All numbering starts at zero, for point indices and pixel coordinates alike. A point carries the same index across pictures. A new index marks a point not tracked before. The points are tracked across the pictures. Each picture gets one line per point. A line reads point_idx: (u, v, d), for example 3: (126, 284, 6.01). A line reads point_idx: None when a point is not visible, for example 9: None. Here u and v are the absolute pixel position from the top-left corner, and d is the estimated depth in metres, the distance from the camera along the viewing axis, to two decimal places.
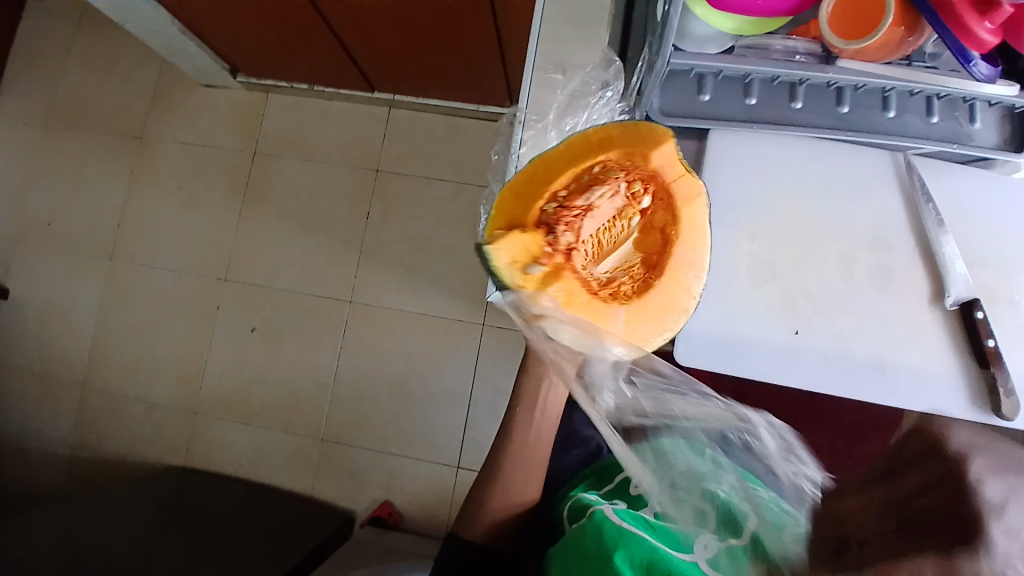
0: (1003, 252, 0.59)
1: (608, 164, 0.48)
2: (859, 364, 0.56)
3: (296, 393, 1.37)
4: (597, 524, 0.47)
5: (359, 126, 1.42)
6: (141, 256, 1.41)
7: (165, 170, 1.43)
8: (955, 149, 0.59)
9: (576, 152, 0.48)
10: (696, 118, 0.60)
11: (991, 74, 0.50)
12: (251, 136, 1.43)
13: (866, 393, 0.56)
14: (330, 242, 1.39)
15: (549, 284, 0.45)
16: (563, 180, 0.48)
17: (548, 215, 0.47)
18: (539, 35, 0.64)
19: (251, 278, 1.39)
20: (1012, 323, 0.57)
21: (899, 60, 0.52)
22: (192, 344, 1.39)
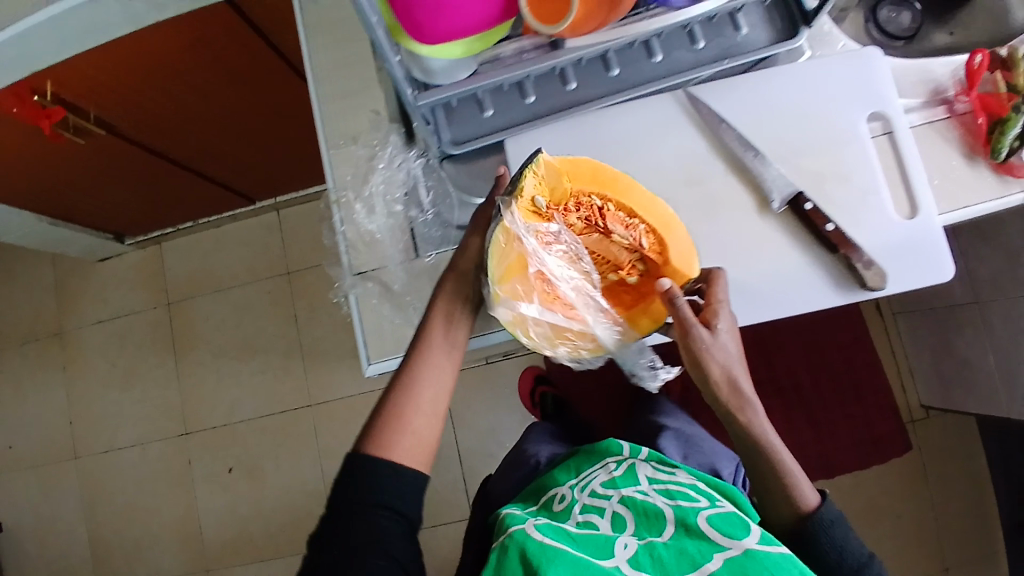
0: (813, 136, 0.59)
1: (645, 238, 0.54)
2: None
3: (295, 512, 1.36)
4: (518, 545, 0.50)
5: (255, 239, 1.42)
6: (100, 443, 1.41)
7: (90, 355, 1.43)
8: (730, 63, 0.60)
9: (649, 208, 0.53)
10: (488, 134, 0.61)
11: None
12: (159, 290, 1.43)
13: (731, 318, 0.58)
14: (270, 358, 1.40)
15: (532, 220, 0.52)
16: (614, 208, 0.53)
17: (582, 210, 0.53)
18: (320, 119, 0.63)
19: (211, 422, 1.39)
20: (842, 199, 0.58)
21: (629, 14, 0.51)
22: (182, 507, 1.38)
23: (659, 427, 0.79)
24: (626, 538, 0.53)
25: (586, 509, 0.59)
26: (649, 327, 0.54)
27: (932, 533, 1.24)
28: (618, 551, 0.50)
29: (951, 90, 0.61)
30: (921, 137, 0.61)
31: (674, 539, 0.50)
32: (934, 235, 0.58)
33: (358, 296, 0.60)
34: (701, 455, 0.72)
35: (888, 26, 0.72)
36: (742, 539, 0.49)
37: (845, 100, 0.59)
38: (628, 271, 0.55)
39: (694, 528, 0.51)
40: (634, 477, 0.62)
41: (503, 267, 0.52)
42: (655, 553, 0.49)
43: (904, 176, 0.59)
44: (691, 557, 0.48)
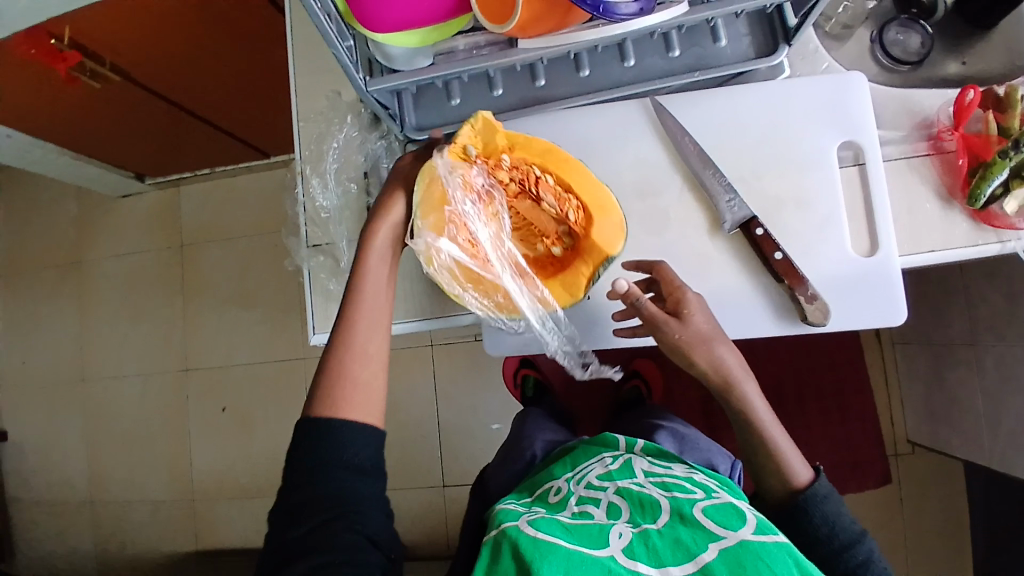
0: (777, 160, 0.58)
1: (578, 215, 0.52)
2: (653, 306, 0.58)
3: (279, 459, 1.43)
4: (511, 540, 0.49)
5: (268, 193, 1.46)
6: (108, 370, 1.50)
7: (106, 287, 1.51)
8: (703, 75, 0.58)
9: (588, 186, 0.51)
10: (452, 123, 0.60)
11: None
12: (174, 232, 1.49)
13: None
14: (271, 310, 1.45)
15: (467, 168, 0.49)
16: (551, 179, 0.51)
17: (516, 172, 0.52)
18: (292, 91, 0.63)
19: (210, 363, 1.46)
20: (795, 226, 0.57)
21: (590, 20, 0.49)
22: (176, 439, 1.46)
23: (654, 424, 0.81)
24: (621, 527, 0.52)
25: (582, 499, 0.59)
26: (564, 299, 0.52)
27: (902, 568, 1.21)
28: (612, 541, 0.50)
29: (938, 125, 0.58)
30: (892, 173, 0.58)
31: (671, 530, 0.49)
32: (891, 276, 0.55)
33: (310, 269, 0.62)
34: (697, 451, 0.75)
35: (893, 48, 0.69)
36: (739, 530, 0.48)
37: (816, 125, 0.57)
38: (552, 241, 0.55)
39: (691, 518, 0.50)
40: (630, 471, 0.62)
41: (428, 196, 0.48)
42: (649, 541, 0.49)
43: (869, 210, 0.57)
44: (686, 545, 0.47)
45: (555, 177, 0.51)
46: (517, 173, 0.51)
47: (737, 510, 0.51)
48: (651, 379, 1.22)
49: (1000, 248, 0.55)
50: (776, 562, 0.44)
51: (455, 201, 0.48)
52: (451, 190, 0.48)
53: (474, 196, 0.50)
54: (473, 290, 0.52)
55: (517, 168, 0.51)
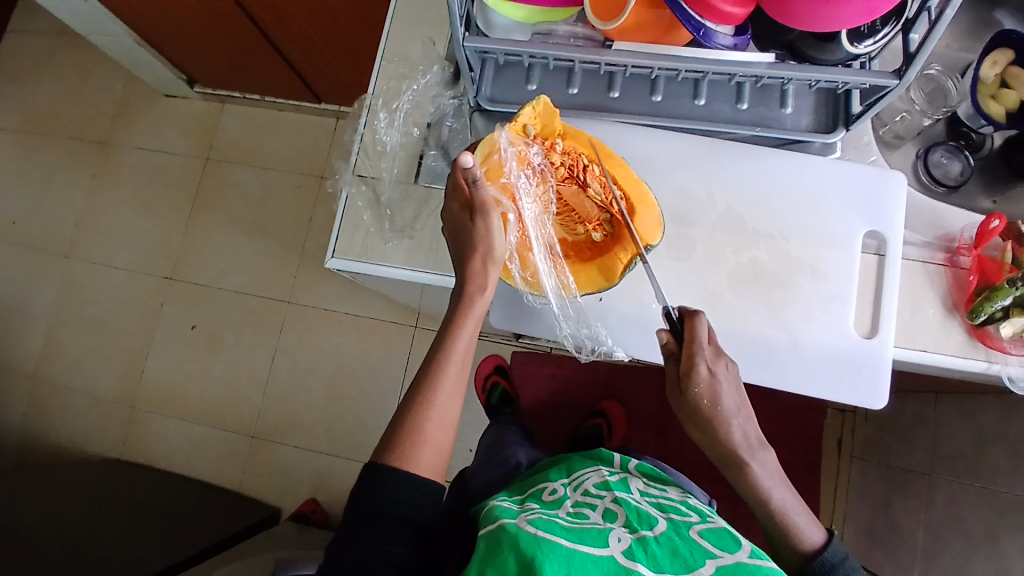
0: (807, 229, 0.61)
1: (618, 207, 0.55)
2: (657, 327, 0.61)
3: (231, 390, 1.41)
4: (513, 534, 0.50)
5: (308, 136, 1.49)
6: (96, 254, 1.48)
7: (124, 174, 1.51)
8: (762, 132, 0.62)
9: (630, 185, 0.54)
10: (522, 104, 0.63)
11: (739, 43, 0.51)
12: (206, 144, 1.50)
13: (657, 354, 0.61)
14: (272, 244, 1.46)
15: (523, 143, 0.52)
16: (599, 170, 0.54)
17: (567, 158, 0.54)
18: (387, 34, 0.67)
19: (196, 278, 1.46)
20: (807, 294, 0.60)
21: (690, 53, 0.51)
22: (137, 341, 1.45)
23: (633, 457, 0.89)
24: (619, 532, 0.55)
25: (581, 504, 0.62)
26: (598, 281, 0.56)
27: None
28: (612, 543, 0.52)
29: (957, 242, 0.62)
30: (908, 271, 0.61)
31: (670, 540, 0.53)
32: (880, 362, 0.58)
33: (349, 194, 0.64)
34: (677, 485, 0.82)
35: (934, 168, 0.73)
36: (735, 553, 0.52)
37: (850, 209, 0.61)
38: (593, 228, 0.58)
39: (688, 537, 0.54)
40: (625, 486, 0.67)
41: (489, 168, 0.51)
42: (647, 548, 0.52)
43: (876, 298, 0.60)
44: (684, 558, 0.51)
45: (602, 168, 0.54)
46: (568, 159, 0.54)
47: (729, 535, 0.56)
48: (615, 422, 1.24)
49: (985, 366, 0.59)
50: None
51: (509, 174, 0.51)
52: (507, 163, 0.51)
53: (526, 173, 0.53)
54: (515, 261, 0.55)
55: (568, 154, 0.54)
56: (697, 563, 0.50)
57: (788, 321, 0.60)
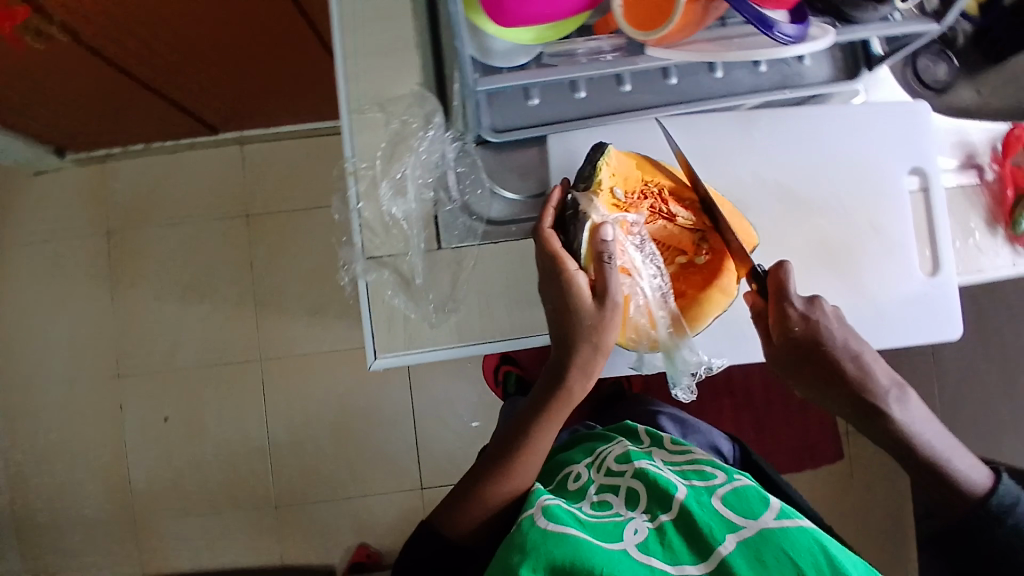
0: (852, 180, 0.59)
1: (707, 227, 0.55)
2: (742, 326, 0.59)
3: (234, 467, 1.30)
4: (525, 539, 0.47)
5: (215, 174, 1.31)
6: (20, 376, 1.29)
7: (16, 277, 1.29)
8: (788, 93, 0.58)
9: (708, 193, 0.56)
10: (531, 125, 0.57)
11: (800, 33, 0.42)
12: (100, 215, 1.30)
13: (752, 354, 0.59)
14: (220, 303, 1.31)
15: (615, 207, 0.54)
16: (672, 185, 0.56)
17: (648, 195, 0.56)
18: (344, 80, 0.56)
19: (147, 365, 1.30)
20: (870, 247, 0.59)
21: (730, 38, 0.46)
22: (107, 452, 1.29)
23: (650, 411, 0.79)
24: (638, 521, 0.49)
25: (601, 489, 0.55)
26: (722, 301, 0.56)
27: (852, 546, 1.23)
28: (626, 535, 0.48)
29: (985, 157, 0.63)
30: (952, 199, 0.62)
31: (689, 522, 0.47)
32: (951, 296, 0.59)
33: (371, 282, 0.55)
34: (701, 435, 0.75)
35: (921, 74, 0.72)
36: (761, 517, 0.47)
37: (884, 153, 0.60)
38: (693, 253, 0.56)
39: (707, 508, 0.49)
40: (647, 455, 0.59)
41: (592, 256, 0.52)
42: (664, 540, 0.47)
43: (930, 234, 0.60)
44: (703, 539, 0.46)
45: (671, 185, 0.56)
46: (650, 200, 0.56)
47: (756, 493, 0.50)
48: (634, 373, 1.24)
49: None
50: (795, 547, 0.44)
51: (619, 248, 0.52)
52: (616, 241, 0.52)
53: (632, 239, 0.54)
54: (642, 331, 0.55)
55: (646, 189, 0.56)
56: (715, 542, 0.46)
57: (861, 282, 0.59)
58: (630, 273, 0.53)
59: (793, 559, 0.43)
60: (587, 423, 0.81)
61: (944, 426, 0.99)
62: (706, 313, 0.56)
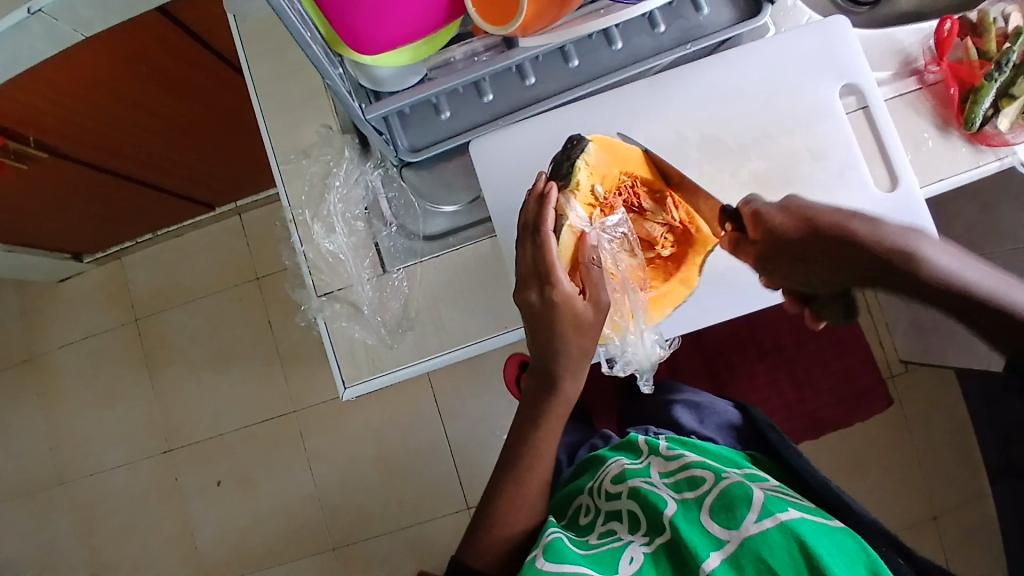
0: (781, 116, 0.58)
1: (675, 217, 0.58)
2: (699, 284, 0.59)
3: (289, 518, 1.35)
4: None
5: (221, 246, 1.38)
6: (86, 467, 1.39)
7: (68, 378, 1.41)
8: (692, 46, 0.58)
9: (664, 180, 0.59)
10: (449, 138, 0.58)
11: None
12: (127, 307, 1.40)
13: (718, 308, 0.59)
14: (248, 366, 1.37)
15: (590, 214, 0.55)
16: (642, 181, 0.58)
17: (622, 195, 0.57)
18: (268, 137, 0.60)
19: (193, 437, 1.37)
20: (818, 178, 0.58)
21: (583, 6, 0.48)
22: (174, 524, 1.37)
23: (665, 400, 0.79)
24: (633, 548, 0.51)
25: (605, 517, 0.57)
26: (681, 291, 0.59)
27: (933, 488, 1.14)
28: (622, 567, 0.49)
29: (921, 58, 0.60)
30: (893, 110, 0.60)
31: (677, 541, 0.49)
32: (915, 207, 0.57)
33: (326, 318, 0.58)
34: (715, 417, 0.75)
35: None
36: (743, 525, 0.49)
37: (811, 80, 0.58)
38: (662, 246, 0.59)
39: (695, 524, 0.50)
40: (644, 470, 0.59)
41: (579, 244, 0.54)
42: (660, 566, 0.49)
43: (879, 150, 0.58)
44: (690, 560, 0.48)
45: (643, 183, 0.58)
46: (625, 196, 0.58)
47: (741, 495, 0.51)
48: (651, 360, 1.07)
49: (999, 164, 0.58)
50: (773, 552, 0.46)
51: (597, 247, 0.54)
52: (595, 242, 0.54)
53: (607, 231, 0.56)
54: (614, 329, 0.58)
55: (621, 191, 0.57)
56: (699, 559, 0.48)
57: None
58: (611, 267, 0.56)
59: (771, 563, 0.46)
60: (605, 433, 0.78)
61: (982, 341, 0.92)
62: (666, 303, 0.59)
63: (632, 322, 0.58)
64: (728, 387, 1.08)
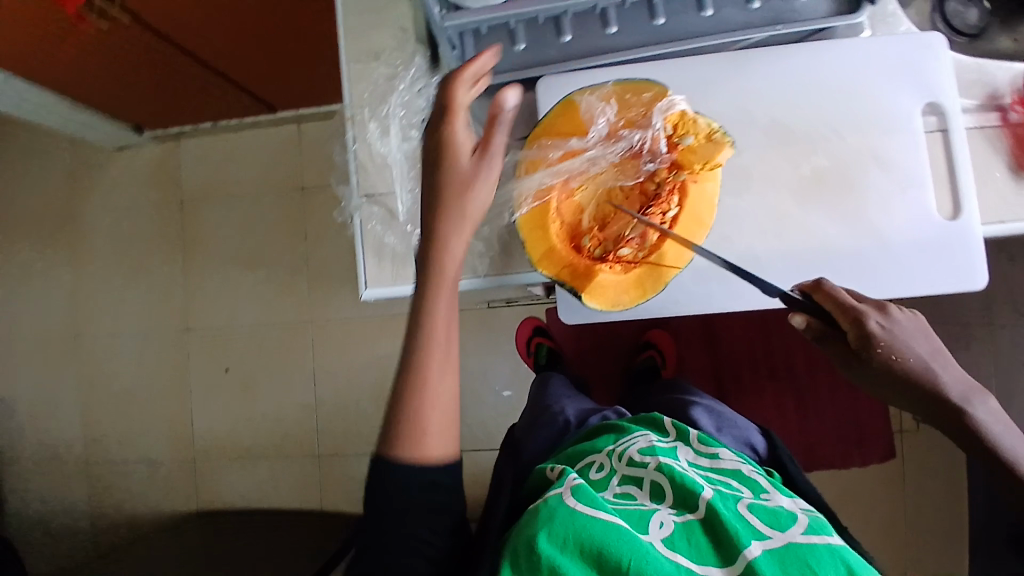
0: (849, 117, 0.57)
1: (632, 254, 0.53)
2: (735, 269, 0.57)
3: (282, 421, 1.40)
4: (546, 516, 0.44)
5: (273, 150, 1.41)
6: (106, 328, 1.47)
7: (105, 241, 1.47)
8: (783, 29, 0.57)
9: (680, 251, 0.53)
10: (519, 69, 0.58)
11: None
12: (174, 188, 1.44)
13: (747, 297, 0.58)
14: (275, 270, 1.40)
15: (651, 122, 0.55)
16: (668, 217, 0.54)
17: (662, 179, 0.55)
18: (342, 34, 0.61)
19: (209, 324, 1.43)
20: (881, 187, 0.56)
21: None
22: (176, 400, 1.44)
23: (685, 401, 0.74)
24: (662, 514, 0.46)
25: (622, 479, 0.51)
26: (536, 254, 0.53)
27: (914, 546, 1.12)
28: (652, 531, 0.44)
29: (1007, 96, 0.58)
30: (970, 141, 0.58)
31: (715, 522, 0.44)
32: (970, 240, 0.56)
33: (362, 220, 0.60)
34: (735, 429, 0.68)
35: (952, 20, 0.68)
36: (788, 530, 0.44)
37: (893, 90, 0.57)
38: (592, 243, 0.54)
39: (734, 514, 0.45)
40: (673, 452, 0.54)
41: (637, 104, 0.55)
42: (693, 539, 0.44)
43: (949, 175, 0.57)
44: (728, 544, 0.43)
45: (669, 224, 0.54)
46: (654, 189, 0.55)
47: (786, 510, 0.46)
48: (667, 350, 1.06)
49: None
50: (822, 564, 0.41)
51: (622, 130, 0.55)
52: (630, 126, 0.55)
53: (618, 135, 0.55)
54: (536, 148, 0.55)
55: (667, 182, 0.55)
56: (741, 546, 0.42)
57: (867, 224, 0.56)
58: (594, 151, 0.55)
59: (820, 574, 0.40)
60: (616, 413, 0.75)
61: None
62: (534, 237, 0.53)
63: (533, 165, 0.55)
64: (731, 398, 1.06)
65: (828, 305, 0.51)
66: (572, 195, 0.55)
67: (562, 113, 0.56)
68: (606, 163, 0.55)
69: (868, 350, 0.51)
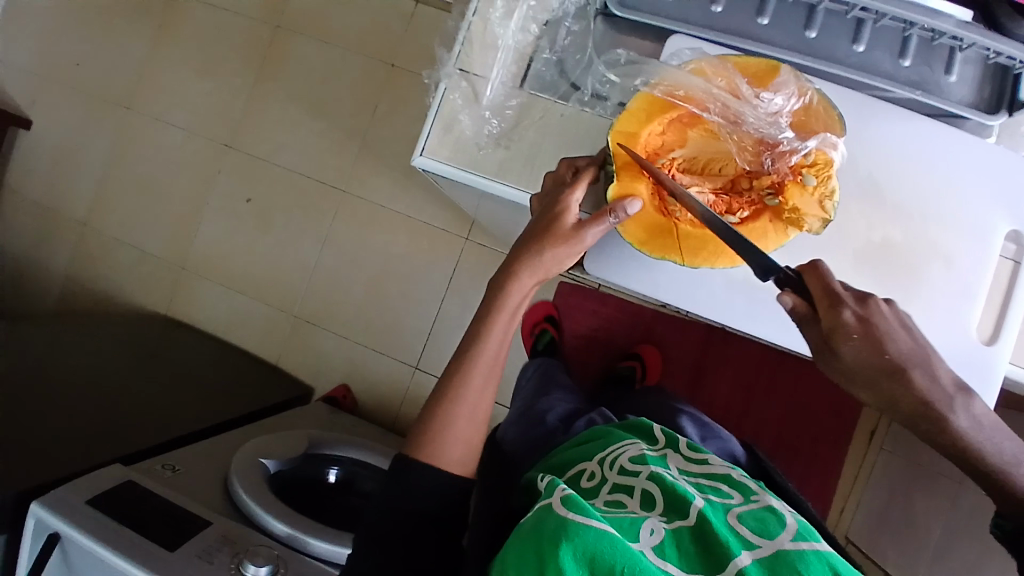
0: (939, 206, 0.56)
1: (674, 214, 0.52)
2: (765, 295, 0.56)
3: (276, 267, 1.42)
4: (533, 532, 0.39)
5: (381, 16, 1.38)
6: (158, 109, 1.49)
7: (192, 30, 1.47)
8: (921, 95, 0.56)
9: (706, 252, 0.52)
10: (659, 15, 0.58)
11: None
12: (276, 10, 1.44)
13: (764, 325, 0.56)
14: (333, 128, 1.40)
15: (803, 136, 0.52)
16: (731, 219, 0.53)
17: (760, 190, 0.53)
18: None
19: (251, 150, 1.44)
20: (936, 284, 0.55)
21: None
22: (191, 204, 1.46)
23: (674, 409, 0.78)
24: (652, 521, 0.43)
25: (613, 489, 0.49)
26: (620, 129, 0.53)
27: None
28: (641, 538, 0.41)
29: None
30: None
31: (705, 529, 0.41)
32: (994, 370, 0.54)
33: (447, 89, 0.59)
34: (721, 443, 0.70)
35: None
36: (777, 538, 0.40)
37: (990, 200, 0.56)
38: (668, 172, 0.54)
39: (724, 524, 0.42)
40: (662, 461, 0.52)
41: (816, 121, 0.53)
42: (681, 546, 0.41)
43: (1002, 305, 0.56)
44: (719, 552, 0.40)
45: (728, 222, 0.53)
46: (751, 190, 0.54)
47: (776, 513, 0.43)
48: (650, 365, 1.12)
49: None
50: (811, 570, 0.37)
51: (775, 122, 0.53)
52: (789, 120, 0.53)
53: (776, 120, 0.53)
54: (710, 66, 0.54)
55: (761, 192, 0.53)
56: (730, 554, 0.39)
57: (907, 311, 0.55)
58: (740, 115, 0.53)
59: None
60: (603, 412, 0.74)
61: (931, 566, 0.88)
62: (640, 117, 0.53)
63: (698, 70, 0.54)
64: None
65: (814, 286, 0.48)
66: (690, 129, 0.55)
67: (762, 64, 0.54)
68: (735, 133, 0.54)
69: (840, 341, 0.47)
